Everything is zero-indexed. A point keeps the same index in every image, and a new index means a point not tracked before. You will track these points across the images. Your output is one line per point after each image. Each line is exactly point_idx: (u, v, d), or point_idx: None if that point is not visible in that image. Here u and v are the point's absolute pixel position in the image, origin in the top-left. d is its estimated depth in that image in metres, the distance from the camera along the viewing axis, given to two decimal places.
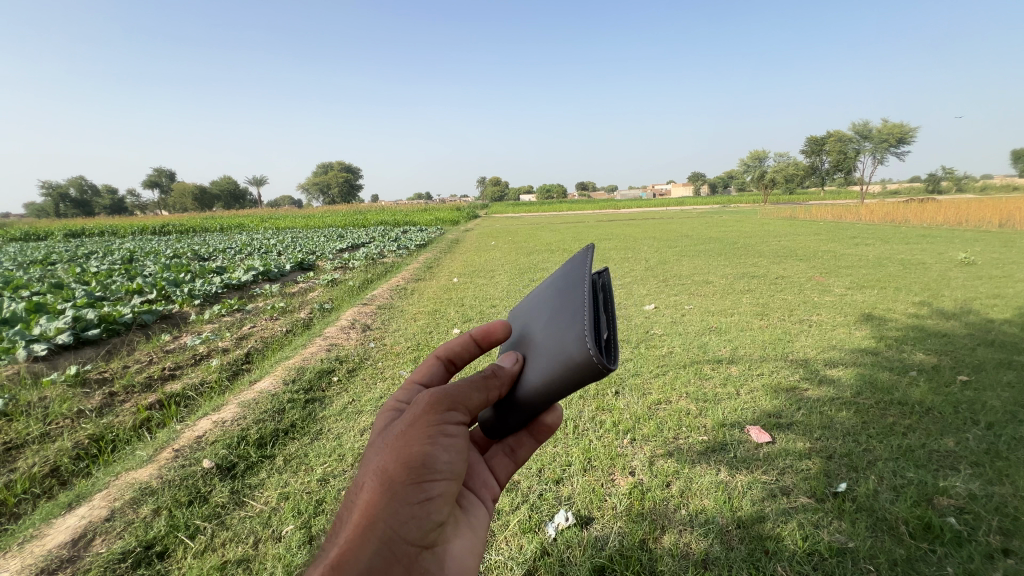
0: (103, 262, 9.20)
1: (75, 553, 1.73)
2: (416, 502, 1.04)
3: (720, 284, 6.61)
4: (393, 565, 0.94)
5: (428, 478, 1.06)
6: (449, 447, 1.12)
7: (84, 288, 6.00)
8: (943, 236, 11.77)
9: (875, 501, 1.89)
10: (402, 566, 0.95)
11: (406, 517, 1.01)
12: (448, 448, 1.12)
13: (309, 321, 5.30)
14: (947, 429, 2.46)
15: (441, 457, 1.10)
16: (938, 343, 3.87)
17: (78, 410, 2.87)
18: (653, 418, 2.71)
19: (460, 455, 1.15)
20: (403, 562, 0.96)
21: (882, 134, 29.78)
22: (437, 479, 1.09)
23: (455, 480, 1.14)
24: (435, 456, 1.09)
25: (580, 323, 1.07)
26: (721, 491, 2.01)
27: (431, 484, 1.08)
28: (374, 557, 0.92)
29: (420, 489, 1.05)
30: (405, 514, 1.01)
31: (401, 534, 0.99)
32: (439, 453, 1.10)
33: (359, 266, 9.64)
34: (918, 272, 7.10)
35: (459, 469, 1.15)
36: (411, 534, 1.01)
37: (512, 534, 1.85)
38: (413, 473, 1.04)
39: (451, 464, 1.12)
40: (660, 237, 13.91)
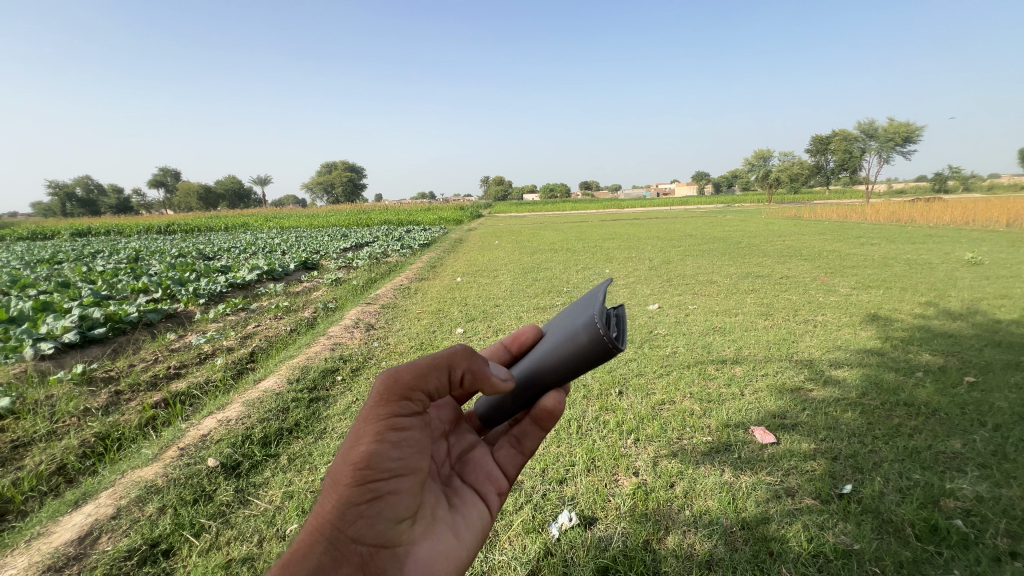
0: (109, 261, 9.25)
1: (82, 550, 1.74)
2: (368, 500, 1.00)
3: (724, 284, 6.59)
4: (342, 565, 0.92)
5: (378, 476, 1.02)
6: (399, 442, 1.07)
7: (90, 287, 6.04)
8: (950, 235, 11.70)
9: (881, 503, 1.88)
10: (352, 566, 0.93)
11: (357, 517, 0.98)
12: (399, 444, 1.07)
13: (313, 320, 5.32)
14: (953, 430, 2.44)
15: (392, 454, 1.05)
16: (944, 344, 3.85)
17: (84, 408, 2.89)
18: (657, 418, 2.70)
19: (414, 449, 1.10)
20: (353, 561, 0.94)
21: (888, 133, 29.59)
22: (389, 477, 1.05)
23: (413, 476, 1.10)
24: (385, 454, 1.04)
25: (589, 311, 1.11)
26: (725, 492, 2.00)
27: (384, 481, 1.04)
28: (320, 559, 0.91)
29: (371, 488, 1.01)
30: (357, 514, 0.98)
31: (353, 533, 0.97)
32: (389, 450, 1.05)
33: (363, 265, 9.66)
34: (924, 272, 7.06)
35: (414, 463, 1.10)
36: (365, 533, 0.99)
37: (516, 534, 1.85)
38: (361, 472, 1.00)
39: (406, 458, 1.08)
40: (664, 236, 13.87)
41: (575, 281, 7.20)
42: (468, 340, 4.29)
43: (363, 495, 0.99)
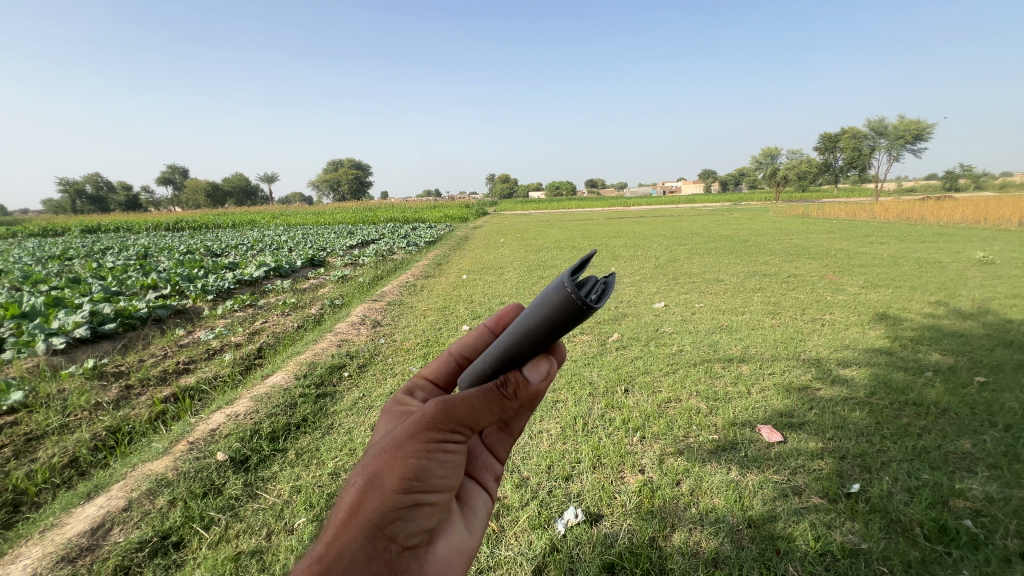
0: (119, 258, 9.34)
1: (94, 542, 1.77)
2: (408, 507, 1.02)
3: (731, 283, 6.56)
4: (377, 563, 0.92)
5: (420, 487, 1.04)
6: (442, 461, 1.10)
7: (100, 283, 6.11)
8: (961, 234, 11.57)
9: (890, 503, 1.87)
10: (385, 566, 0.94)
11: (396, 519, 0.99)
12: (441, 462, 1.09)
13: (320, 317, 5.36)
14: (963, 430, 2.42)
15: (434, 471, 1.08)
16: (954, 343, 3.82)
17: (96, 402, 2.93)
18: (663, 416, 2.70)
19: (452, 468, 1.13)
20: (387, 561, 0.95)
21: (898, 130, 29.26)
22: (428, 490, 1.07)
23: (446, 491, 1.13)
24: (429, 468, 1.07)
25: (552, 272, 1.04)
26: (732, 490, 2.00)
27: (424, 493, 1.06)
28: (360, 553, 0.90)
29: (412, 496, 1.03)
30: (396, 516, 0.99)
31: (389, 534, 0.97)
32: (433, 466, 1.08)
33: (369, 262, 9.70)
34: (934, 271, 6.99)
35: (450, 482, 1.14)
36: (398, 536, 1.00)
37: (522, 530, 1.86)
38: (407, 480, 1.01)
39: (443, 476, 1.11)
40: (670, 234, 13.80)
41: None
42: None
43: (404, 501, 1.00)
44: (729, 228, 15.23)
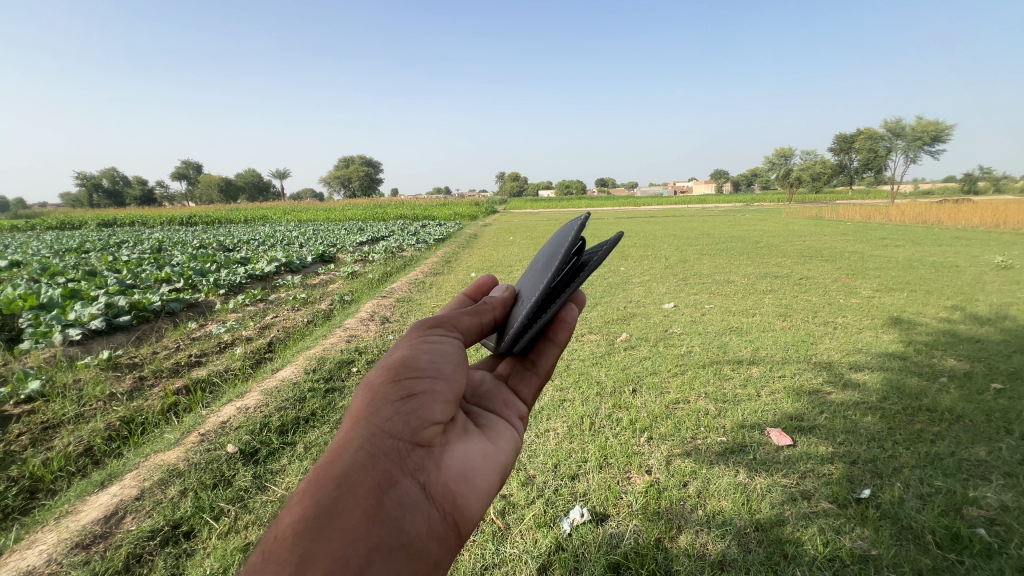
0: (134, 251, 9.48)
1: (107, 529, 1.80)
2: (401, 398, 1.10)
3: (742, 284, 6.50)
4: (379, 458, 1.00)
5: (409, 376, 1.13)
6: (430, 350, 1.20)
7: (116, 276, 6.21)
8: (979, 238, 11.33)
9: (901, 509, 1.84)
10: (388, 460, 1.01)
11: (391, 414, 1.07)
12: (431, 349, 1.21)
13: (330, 312, 5.40)
14: (978, 438, 2.38)
15: (423, 358, 1.18)
16: (971, 349, 3.75)
17: (110, 393, 2.98)
18: (671, 417, 2.68)
19: (449, 358, 1.22)
20: (391, 455, 1.02)
21: (916, 130, 28.72)
22: (422, 378, 1.16)
23: (446, 382, 1.19)
24: (416, 356, 1.18)
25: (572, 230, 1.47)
26: (740, 493, 1.98)
27: (417, 384, 1.14)
28: (358, 453, 0.99)
29: (403, 386, 1.12)
30: (388, 412, 1.07)
31: (388, 429, 1.05)
32: (421, 353, 1.18)
33: (378, 259, 9.75)
34: (951, 275, 6.87)
35: (449, 371, 1.20)
36: (401, 431, 1.07)
37: (527, 528, 1.86)
38: (393, 372, 1.13)
39: (437, 363, 1.20)
40: (682, 234, 13.70)
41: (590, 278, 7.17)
42: None
43: (397, 391, 1.11)
44: (741, 229, 15.09)
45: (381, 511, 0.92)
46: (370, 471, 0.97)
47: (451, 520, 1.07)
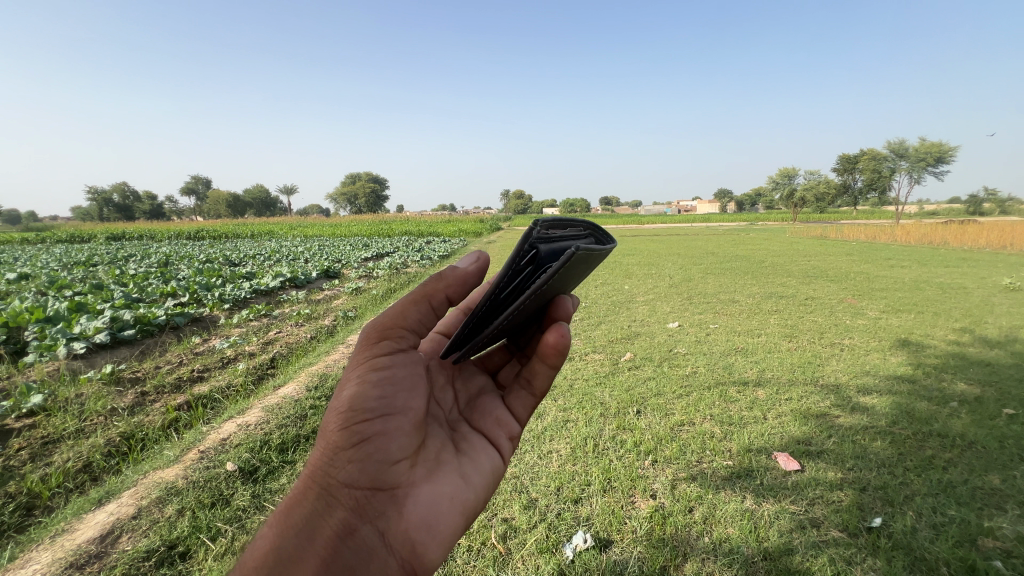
0: (141, 265, 9.55)
1: (103, 549, 1.77)
2: (354, 445, 1.13)
3: (747, 304, 6.47)
4: (333, 509, 1.05)
5: (360, 421, 1.14)
6: (380, 382, 1.20)
7: (122, 289, 6.25)
8: (986, 259, 11.27)
9: (913, 539, 1.79)
10: (343, 510, 1.06)
11: (344, 464, 1.10)
12: (380, 383, 1.20)
13: (333, 328, 5.40)
14: (992, 465, 2.33)
15: (373, 396, 1.17)
16: (981, 373, 3.69)
17: (112, 408, 2.98)
18: (676, 440, 2.64)
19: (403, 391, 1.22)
20: (346, 505, 1.07)
21: (920, 152, 28.87)
22: (375, 420, 1.16)
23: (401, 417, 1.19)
24: (367, 395, 1.17)
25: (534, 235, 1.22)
26: (747, 520, 1.93)
27: (371, 428, 1.16)
28: (315, 504, 1.05)
29: (356, 432, 1.14)
30: (342, 460, 1.11)
31: (342, 479, 1.09)
32: (370, 390, 1.18)
33: (382, 275, 9.79)
34: (958, 297, 6.81)
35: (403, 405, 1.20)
36: (354, 479, 1.10)
37: (529, 553, 1.82)
38: (343, 418, 1.13)
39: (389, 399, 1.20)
40: (685, 253, 13.72)
41: (594, 297, 7.16)
42: None
43: (348, 437, 1.13)
44: (746, 248, 15.10)
45: (334, 563, 0.98)
46: (322, 524, 1.02)
47: (411, 565, 1.11)
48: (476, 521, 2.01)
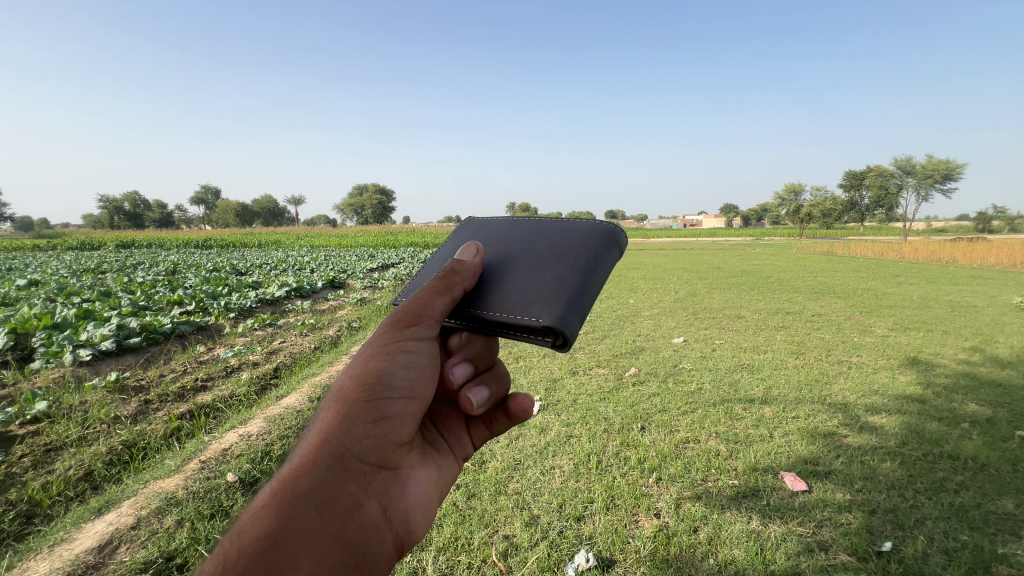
0: (149, 273, 9.64)
1: (100, 559, 1.76)
2: (374, 420, 1.13)
3: (753, 320, 6.42)
4: (347, 481, 1.03)
5: (383, 398, 1.15)
6: (406, 364, 1.20)
7: (130, 297, 6.29)
8: (997, 278, 11.16)
9: (925, 565, 1.75)
10: (355, 482, 1.05)
11: (362, 437, 1.10)
12: (407, 363, 1.21)
13: (337, 338, 5.40)
14: (1005, 489, 2.28)
15: (398, 374, 1.18)
16: (993, 394, 3.63)
17: (115, 415, 2.98)
18: (680, 457, 2.61)
19: (423, 374, 1.23)
20: (357, 478, 1.06)
21: (927, 169, 28.82)
22: (394, 399, 1.17)
23: (418, 402, 1.22)
24: (393, 372, 1.18)
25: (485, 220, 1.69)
26: (753, 542, 1.89)
27: (390, 405, 1.17)
28: (327, 473, 1.01)
29: (377, 407, 1.14)
30: (361, 432, 1.09)
31: (357, 451, 1.08)
32: (397, 368, 1.19)
33: (387, 286, 9.82)
34: (968, 315, 6.72)
35: (420, 389, 1.22)
36: (366, 454, 1.10)
37: (530, 572, 1.79)
38: (368, 393, 1.12)
39: (411, 382, 1.21)
40: (691, 268, 13.67)
41: (598, 310, 7.13)
42: None
43: (370, 412, 1.12)
44: (752, 263, 15.04)
45: (344, 535, 0.99)
46: (338, 493, 1.01)
47: (401, 540, 1.15)
48: (477, 538, 1.98)
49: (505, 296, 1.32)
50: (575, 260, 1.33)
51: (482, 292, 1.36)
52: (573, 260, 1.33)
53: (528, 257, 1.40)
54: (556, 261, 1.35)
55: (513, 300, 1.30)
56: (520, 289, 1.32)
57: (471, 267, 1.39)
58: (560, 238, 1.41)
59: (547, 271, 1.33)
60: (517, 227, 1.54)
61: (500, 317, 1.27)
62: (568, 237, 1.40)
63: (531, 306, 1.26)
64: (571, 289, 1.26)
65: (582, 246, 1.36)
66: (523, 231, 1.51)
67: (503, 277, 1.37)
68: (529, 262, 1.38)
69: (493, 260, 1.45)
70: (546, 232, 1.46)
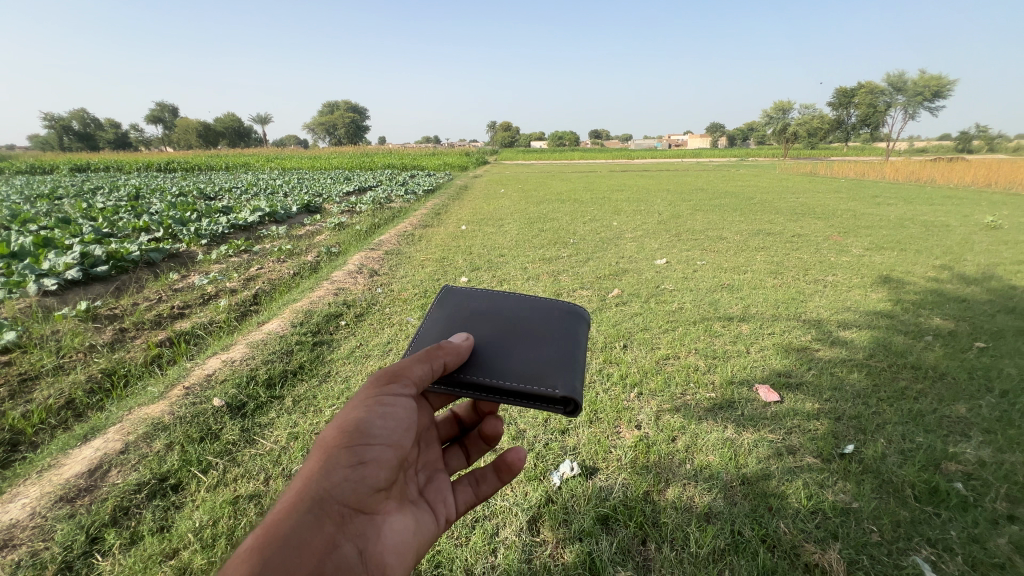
0: (110, 198, 9.07)
1: (93, 482, 1.78)
2: (352, 464, 1.11)
3: (735, 241, 6.46)
4: (323, 523, 1.00)
5: (362, 444, 1.13)
6: (384, 414, 1.19)
7: (92, 223, 5.97)
8: (971, 197, 11.33)
9: (883, 464, 1.89)
10: (331, 524, 1.02)
11: (341, 479, 1.07)
12: (386, 415, 1.20)
13: (317, 264, 5.28)
14: (960, 395, 2.44)
15: (376, 424, 1.17)
16: (957, 308, 3.80)
17: (91, 344, 2.91)
18: (660, 372, 2.70)
19: (401, 424, 1.22)
20: (334, 521, 1.03)
21: (919, 86, 28.02)
22: (373, 445, 1.16)
23: (396, 449, 1.20)
24: (371, 421, 1.17)
25: (462, 294, 1.67)
26: (727, 448, 2.01)
27: (369, 451, 1.15)
28: (304, 515, 0.98)
29: (356, 453, 1.12)
30: (340, 475, 1.07)
31: (335, 495, 1.05)
32: (376, 418, 1.18)
33: (366, 210, 9.50)
34: (940, 234, 6.87)
35: (399, 439, 1.21)
36: (345, 496, 1.07)
37: (517, 482, 1.88)
38: (346, 437, 1.12)
39: (389, 430, 1.20)
40: (676, 189, 13.52)
41: (582, 233, 7.04)
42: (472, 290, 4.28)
43: (348, 457, 1.11)
44: (737, 184, 14.88)
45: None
46: (314, 534, 0.97)
47: None
48: None
49: (517, 370, 1.39)
50: (564, 338, 1.49)
51: (493, 367, 1.40)
52: (563, 333, 1.50)
53: (522, 332, 1.50)
54: (550, 337, 1.49)
55: (523, 375, 1.38)
56: (527, 365, 1.40)
57: (459, 343, 1.39)
58: (544, 314, 1.55)
59: (545, 347, 1.46)
60: (499, 306, 1.59)
61: (519, 388, 1.34)
62: (551, 318, 1.54)
63: (543, 378, 1.36)
64: (569, 361, 1.41)
65: (564, 325, 1.53)
66: (506, 311, 1.58)
67: (497, 356, 1.42)
68: (530, 337, 1.49)
69: (486, 340, 1.48)
70: (528, 314, 1.56)
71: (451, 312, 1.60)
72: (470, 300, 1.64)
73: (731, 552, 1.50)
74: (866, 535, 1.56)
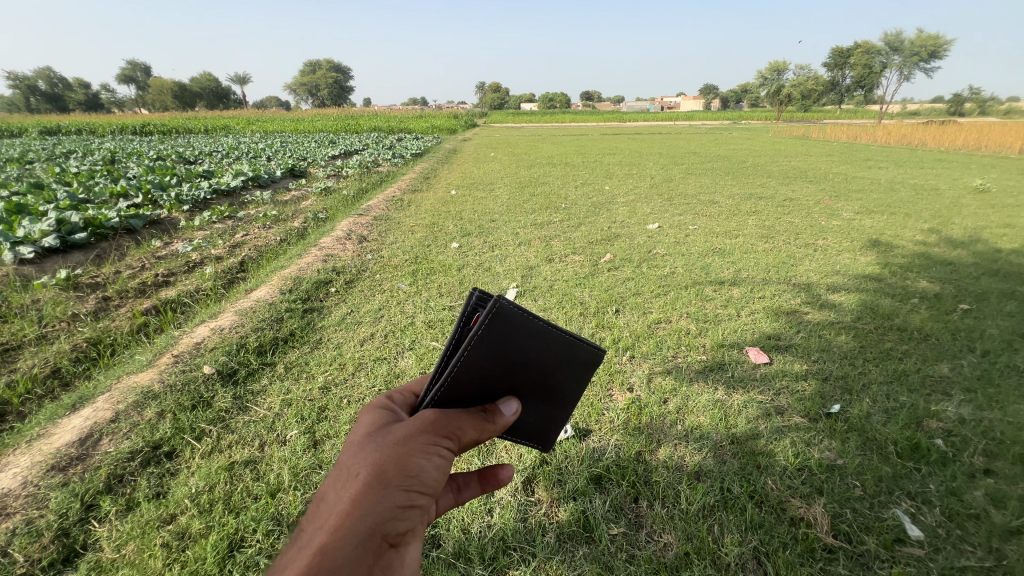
0: (84, 163, 8.71)
1: (84, 451, 1.76)
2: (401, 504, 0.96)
3: (727, 205, 6.43)
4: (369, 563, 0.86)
5: (416, 486, 0.98)
6: (439, 462, 1.04)
7: (66, 189, 5.75)
8: (961, 160, 11.34)
9: (867, 422, 1.94)
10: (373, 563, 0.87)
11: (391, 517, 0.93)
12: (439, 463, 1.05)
13: (304, 230, 5.17)
14: (943, 355, 2.49)
15: (429, 470, 1.02)
16: (943, 271, 3.85)
17: (73, 313, 2.85)
18: (652, 336, 2.72)
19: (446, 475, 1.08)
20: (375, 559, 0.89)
21: (915, 46, 27.51)
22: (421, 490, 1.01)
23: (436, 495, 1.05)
24: (426, 465, 1.01)
25: (516, 322, 1.09)
26: (718, 409, 2.04)
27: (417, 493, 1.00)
28: (356, 549, 0.84)
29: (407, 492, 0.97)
30: (392, 511, 0.93)
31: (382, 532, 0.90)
32: (432, 462, 1.03)
33: (353, 174, 9.27)
34: (929, 198, 6.90)
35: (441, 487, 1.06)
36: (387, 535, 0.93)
37: (512, 445, 1.91)
38: (403, 474, 0.97)
39: (437, 477, 1.04)
40: (668, 153, 13.34)
41: (574, 197, 6.95)
42: (463, 256, 4.23)
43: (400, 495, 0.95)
44: (729, 148, 14.71)
45: None
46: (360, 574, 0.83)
47: None
48: None
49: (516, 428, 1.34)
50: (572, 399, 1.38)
51: None
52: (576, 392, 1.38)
53: (547, 377, 1.26)
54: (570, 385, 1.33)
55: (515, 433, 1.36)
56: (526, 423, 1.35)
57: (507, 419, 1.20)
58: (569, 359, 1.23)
59: (552, 407, 1.36)
60: (546, 352, 1.20)
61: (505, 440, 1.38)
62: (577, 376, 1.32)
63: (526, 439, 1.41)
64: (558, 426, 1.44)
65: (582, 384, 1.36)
66: (546, 359, 1.22)
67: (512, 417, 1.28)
68: (547, 395, 1.32)
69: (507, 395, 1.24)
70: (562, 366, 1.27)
71: (493, 351, 1.11)
72: (520, 336, 1.12)
73: (721, 509, 1.55)
74: (850, 490, 1.61)
